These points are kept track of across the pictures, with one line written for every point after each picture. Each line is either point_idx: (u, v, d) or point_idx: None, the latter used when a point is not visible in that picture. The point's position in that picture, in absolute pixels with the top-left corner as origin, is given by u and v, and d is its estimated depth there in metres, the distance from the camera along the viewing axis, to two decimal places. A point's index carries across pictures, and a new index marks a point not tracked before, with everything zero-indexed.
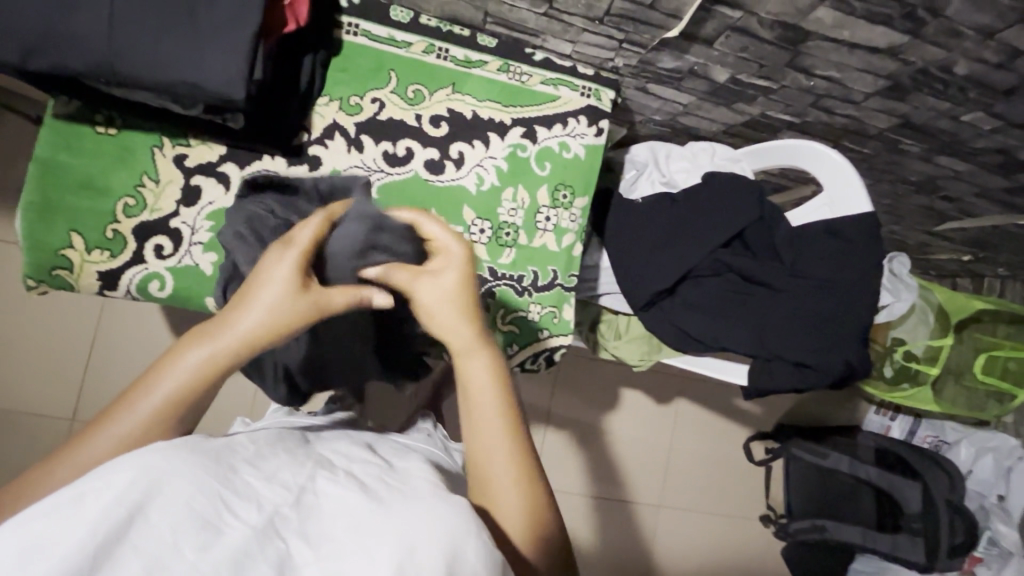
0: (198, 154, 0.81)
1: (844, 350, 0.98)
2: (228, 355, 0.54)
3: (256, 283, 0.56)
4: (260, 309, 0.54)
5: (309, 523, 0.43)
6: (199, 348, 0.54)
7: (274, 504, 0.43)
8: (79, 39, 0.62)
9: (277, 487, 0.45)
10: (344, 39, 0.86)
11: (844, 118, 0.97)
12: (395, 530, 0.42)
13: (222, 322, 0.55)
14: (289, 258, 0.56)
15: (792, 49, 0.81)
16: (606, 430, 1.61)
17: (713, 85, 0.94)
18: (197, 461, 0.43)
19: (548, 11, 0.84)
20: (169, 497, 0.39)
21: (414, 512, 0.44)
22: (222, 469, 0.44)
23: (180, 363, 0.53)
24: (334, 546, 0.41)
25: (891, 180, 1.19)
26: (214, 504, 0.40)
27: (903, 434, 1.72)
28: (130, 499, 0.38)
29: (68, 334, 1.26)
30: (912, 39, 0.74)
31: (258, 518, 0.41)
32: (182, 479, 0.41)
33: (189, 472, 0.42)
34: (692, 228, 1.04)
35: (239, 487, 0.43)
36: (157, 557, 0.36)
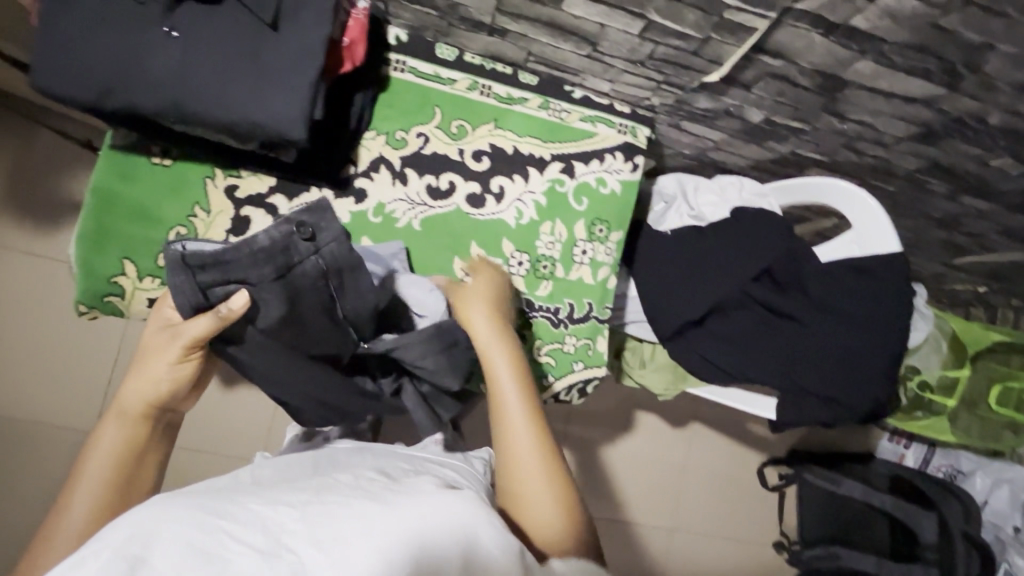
0: (249, 185, 0.83)
1: (871, 386, 1.00)
2: (132, 416, 0.70)
3: (142, 362, 0.70)
4: (145, 369, 0.70)
5: (322, 529, 0.44)
6: (112, 425, 0.69)
7: (278, 521, 0.45)
8: (152, 80, 0.65)
9: (280, 505, 0.47)
10: (392, 76, 0.88)
11: (873, 158, 0.99)
12: (397, 535, 0.45)
13: (124, 396, 0.70)
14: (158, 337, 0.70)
15: (829, 96, 0.83)
16: (623, 453, 1.62)
17: (746, 124, 0.97)
18: (191, 506, 0.46)
19: (591, 53, 0.87)
20: (167, 543, 0.42)
21: (411, 509, 0.48)
22: (219, 506, 0.46)
23: (101, 439, 0.69)
24: (338, 547, 0.43)
25: (914, 216, 1.21)
26: (216, 536, 0.43)
27: (917, 462, 1.72)
28: (128, 554, 0.41)
29: (95, 351, 1.27)
30: (949, 91, 0.76)
31: (262, 539, 0.43)
32: (180, 524, 0.43)
33: (185, 515, 0.44)
34: (721, 262, 1.06)
35: (241, 515, 0.45)
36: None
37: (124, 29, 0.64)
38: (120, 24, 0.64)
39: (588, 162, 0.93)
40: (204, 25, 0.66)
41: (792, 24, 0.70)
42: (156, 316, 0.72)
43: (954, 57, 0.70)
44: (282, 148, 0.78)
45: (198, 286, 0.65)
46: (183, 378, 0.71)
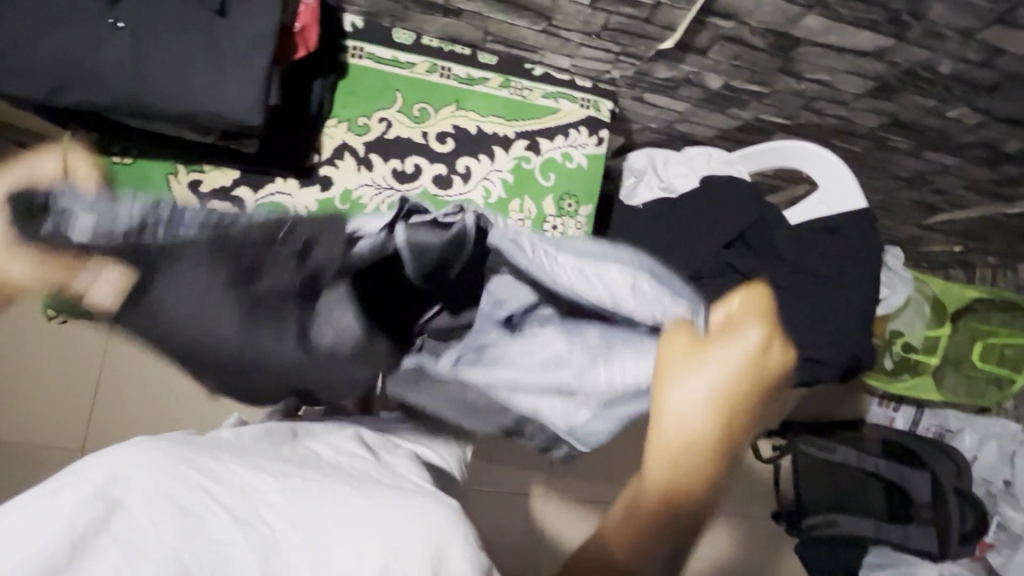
0: (212, 179, 0.83)
1: (851, 345, 0.99)
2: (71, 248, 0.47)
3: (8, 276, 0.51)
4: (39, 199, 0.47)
5: (298, 507, 0.38)
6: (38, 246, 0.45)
7: (258, 489, 0.38)
8: (98, 73, 0.65)
9: (263, 472, 0.40)
10: (350, 62, 0.89)
11: (834, 119, 1.01)
12: (382, 531, 0.37)
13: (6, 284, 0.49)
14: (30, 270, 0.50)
15: (784, 56, 0.84)
16: None
17: (707, 91, 0.98)
18: (179, 450, 0.40)
19: (547, 28, 0.87)
20: (142, 488, 0.36)
21: (402, 506, 0.40)
22: (205, 459, 0.40)
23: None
24: (322, 535, 0.37)
25: (882, 176, 1.22)
26: (194, 490, 0.37)
27: (907, 425, 1.72)
28: (108, 495, 0.35)
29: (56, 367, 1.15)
30: (898, 42, 0.77)
31: (241, 506, 0.37)
32: (153, 473, 0.37)
33: (165, 460, 0.38)
34: (697, 234, 1.06)
35: (220, 474, 0.39)
36: (139, 546, 0.34)
37: (67, 22, 0.64)
38: (65, 19, 0.64)
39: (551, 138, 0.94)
40: (149, 18, 0.66)
41: None
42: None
43: (898, 5, 0.71)
44: (239, 139, 0.77)
45: None
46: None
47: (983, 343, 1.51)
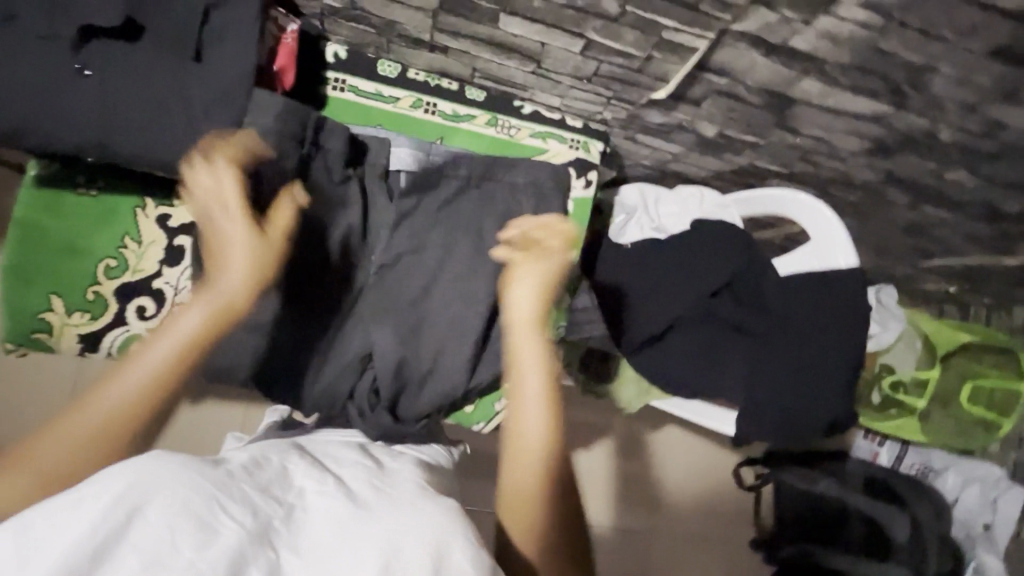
0: (181, 213, 0.80)
1: (830, 407, 0.98)
2: (217, 305, 0.61)
3: (220, 245, 0.64)
4: (234, 257, 0.63)
5: (300, 532, 0.49)
6: (197, 305, 0.61)
7: (267, 514, 0.49)
8: (56, 117, 0.61)
9: (270, 499, 0.51)
10: (331, 95, 0.86)
11: (831, 170, 0.98)
12: (385, 546, 0.48)
13: (204, 283, 0.63)
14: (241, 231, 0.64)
15: (780, 113, 0.81)
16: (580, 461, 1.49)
17: (701, 137, 0.95)
18: (192, 468, 0.49)
19: (537, 70, 0.84)
20: (161, 501, 0.45)
21: (395, 521, 0.50)
22: (225, 477, 0.50)
23: (178, 317, 0.61)
24: (324, 552, 0.47)
25: (878, 222, 1.19)
26: (209, 504, 0.46)
27: (891, 460, 1.59)
28: (127, 502, 0.44)
29: None
30: (897, 110, 0.74)
31: (252, 522, 0.47)
32: (170, 488, 0.46)
33: (183, 474, 0.47)
34: (682, 278, 1.06)
35: (234, 495, 0.48)
36: (156, 554, 0.42)
37: (27, 65, 0.60)
38: (24, 62, 0.60)
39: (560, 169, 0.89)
40: (123, 64, 0.63)
41: (733, 44, 0.67)
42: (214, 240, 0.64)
43: (898, 77, 0.67)
44: None
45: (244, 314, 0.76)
46: (269, 272, 0.65)
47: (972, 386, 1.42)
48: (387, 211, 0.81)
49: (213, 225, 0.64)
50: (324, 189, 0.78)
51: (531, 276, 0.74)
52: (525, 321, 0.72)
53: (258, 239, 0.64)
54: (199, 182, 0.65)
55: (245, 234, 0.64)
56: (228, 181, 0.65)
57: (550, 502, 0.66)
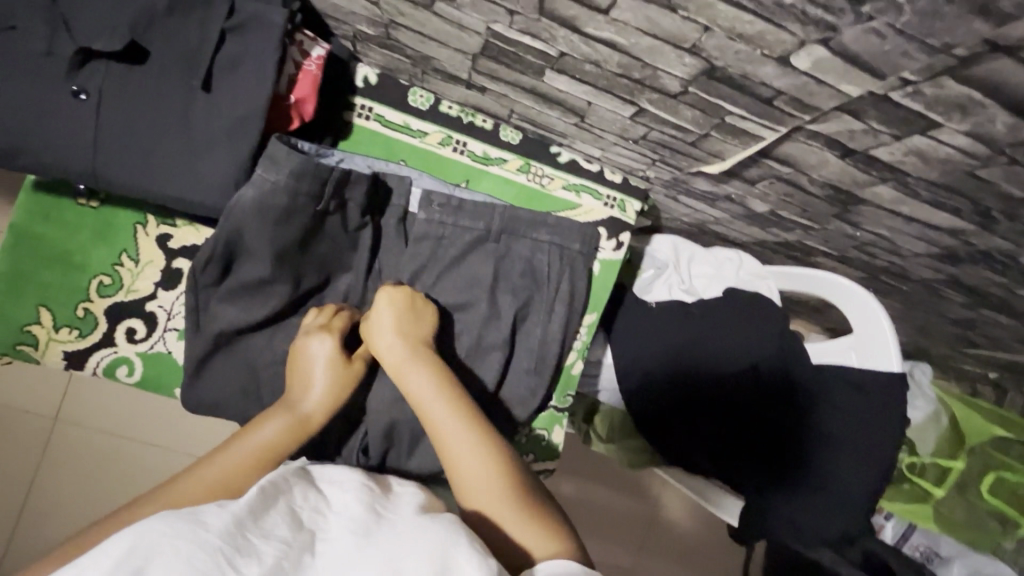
0: (183, 236, 0.75)
1: (845, 521, 0.91)
2: (295, 422, 0.63)
3: (307, 365, 0.66)
4: (319, 387, 0.65)
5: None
6: (280, 421, 0.62)
7: (275, 557, 0.43)
8: (55, 142, 0.57)
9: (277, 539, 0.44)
10: (355, 122, 0.79)
11: (887, 262, 0.89)
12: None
13: (291, 397, 0.65)
14: (331, 344, 0.66)
15: (842, 207, 0.72)
16: (562, 494, 1.37)
17: (749, 210, 0.86)
18: (190, 516, 0.43)
19: (579, 123, 0.76)
20: (159, 567, 0.39)
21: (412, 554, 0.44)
22: (226, 520, 0.43)
23: (262, 429, 0.61)
24: None
25: (926, 311, 1.09)
26: (212, 558, 0.40)
27: (894, 539, 1.25)
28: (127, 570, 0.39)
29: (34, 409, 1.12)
30: (980, 229, 0.66)
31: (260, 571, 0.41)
32: (167, 554, 0.40)
33: (179, 530, 0.42)
34: (709, 348, 0.98)
35: (238, 542, 0.42)
36: None
37: (26, 85, 0.56)
38: (23, 82, 0.56)
39: (591, 229, 0.80)
40: (123, 89, 0.58)
41: (804, 140, 0.59)
42: (306, 359, 0.67)
43: (989, 202, 0.59)
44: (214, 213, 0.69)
45: (246, 360, 0.70)
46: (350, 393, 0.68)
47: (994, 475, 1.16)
48: (400, 259, 0.75)
49: (304, 341, 0.67)
50: (333, 235, 0.70)
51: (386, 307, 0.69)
52: (403, 356, 0.66)
53: (346, 374, 0.67)
54: (311, 329, 0.68)
55: (334, 368, 0.66)
56: (334, 337, 0.67)
57: (506, 516, 0.57)
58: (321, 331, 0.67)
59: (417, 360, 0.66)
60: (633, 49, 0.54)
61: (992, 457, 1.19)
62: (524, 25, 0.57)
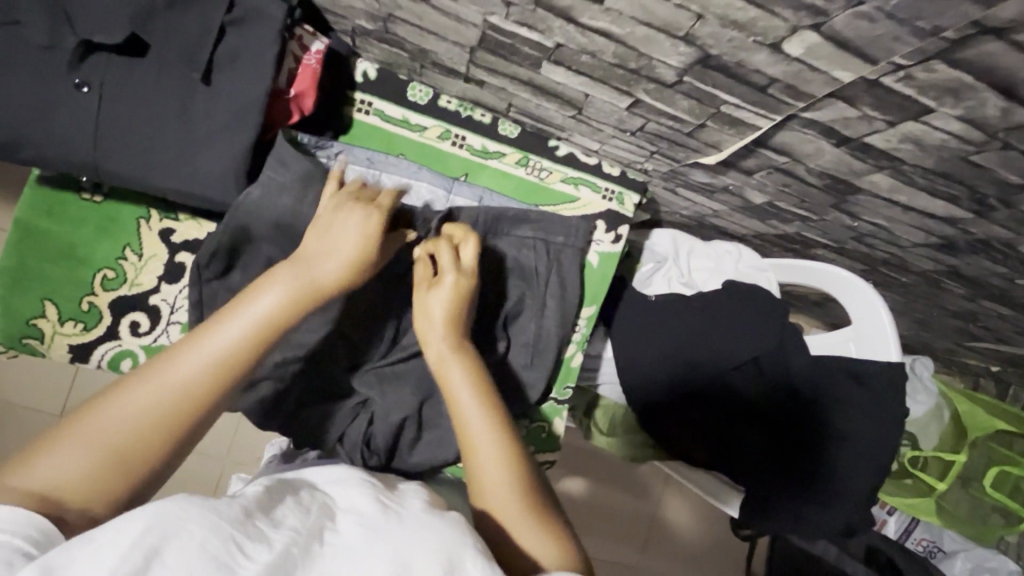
0: (186, 230, 0.76)
1: (850, 512, 0.91)
2: (307, 291, 0.56)
3: (334, 233, 0.59)
4: (340, 258, 0.58)
5: (320, 564, 0.43)
6: (284, 287, 0.55)
7: (287, 545, 0.43)
8: (57, 135, 0.57)
9: (287, 531, 0.44)
10: (354, 117, 0.80)
11: (886, 254, 0.89)
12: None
13: (302, 260, 0.58)
14: (367, 218, 0.60)
15: (839, 197, 0.73)
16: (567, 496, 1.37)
17: (748, 202, 0.87)
18: (201, 501, 0.43)
19: (577, 116, 0.76)
20: (178, 545, 0.39)
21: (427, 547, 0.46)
22: (238, 511, 0.43)
23: (265, 296, 0.55)
24: None
25: (927, 303, 1.09)
26: (228, 546, 0.40)
27: (897, 533, 1.29)
28: (145, 544, 0.38)
29: (37, 410, 1.12)
30: (977, 217, 0.66)
31: (273, 561, 0.41)
32: (187, 531, 0.40)
33: (199, 515, 0.41)
34: (708, 341, 0.98)
35: (252, 533, 0.42)
36: None
37: (30, 80, 0.56)
38: (26, 75, 0.56)
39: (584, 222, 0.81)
40: (126, 82, 0.59)
41: (799, 128, 0.59)
42: (334, 230, 0.59)
43: (985, 190, 0.59)
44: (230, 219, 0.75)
45: None
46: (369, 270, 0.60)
47: (997, 469, 1.15)
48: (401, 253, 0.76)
49: (336, 211, 0.61)
50: None
51: (438, 298, 0.67)
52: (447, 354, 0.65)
53: (369, 257, 0.59)
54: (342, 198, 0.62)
55: (365, 241, 0.59)
56: (363, 207, 0.61)
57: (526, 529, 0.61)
58: (359, 205, 0.61)
59: (460, 354, 0.65)
60: (628, 39, 0.54)
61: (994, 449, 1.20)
62: (521, 16, 0.57)
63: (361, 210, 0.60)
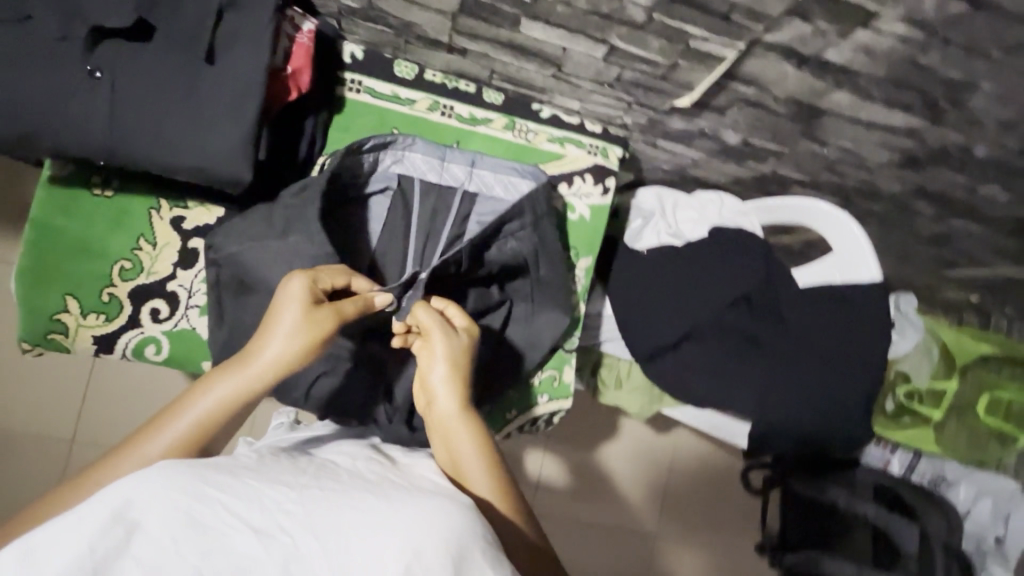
0: (196, 216, 0.80)
1: (847, 422, 0.98)
2: (248, 388, 0.61)
3: (273, 317, 0.63)
4: (275, 347, 0.62)
5: (313, 513, 0.44)
6: (227, 384, 0.61)
7: (276, 503, 0.44)
8: (75, 122, 0.61)
9: (280, 485, 0.46)
10: (346, 96, 0.84)
11: (856, 181, 0.95)
12: (408, 539, 0.43)
13: (246, 353, 0.63)
14: (300, 298, 0.63)
15: (806, 123, 0.78)
16: (585, 466, 1.44)
17: (723, 144, 0.92)
18: (190, 470, 0.45)
19: (556, 74, 0.81)
20: (156, 511, 0.41)
21: (415, 512, 0.46)
22: (224, 477, 0.45)
23: (207, 393, 0.60)
24: (339, 542, 0.42)
25: (902, 234, 1.15)
26: (212, 508, 0.42)
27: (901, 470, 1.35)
28: (124, 518, 0.40)
29: (54, 429, 1.13)
30: (931, 124, 0.72)
31: (258, 519, 0.42)
32: (165, 498, 0.42)
33: (185, 480, 0.43)
34: (697, 285, 1.03)
35: (241, 491, 0.44)
36: (159, 563, 0.39)
37: (43, 71, 0.60)
38: (39, 65, 0.60)
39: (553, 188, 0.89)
40: (133, 67, 0.62)
41: (762, 54, 0.66)
42: (276, 312, 0.63)
43: (936, 91, 0.66)
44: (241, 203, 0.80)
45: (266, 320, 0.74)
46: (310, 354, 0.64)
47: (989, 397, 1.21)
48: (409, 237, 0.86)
49: (279, 290, 0.65)
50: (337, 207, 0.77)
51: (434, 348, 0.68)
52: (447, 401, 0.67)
53: (307, 342, 0.63)
54: (284, 281, 0.65)
55: (300, 322, 0.63)
56: (302, 283, 0.64)
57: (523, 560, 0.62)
58: (297, 283, 0.64)
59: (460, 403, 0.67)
60: None
61: (985, 376, 1.24)
62: None
63: (294, 290, 0.64)
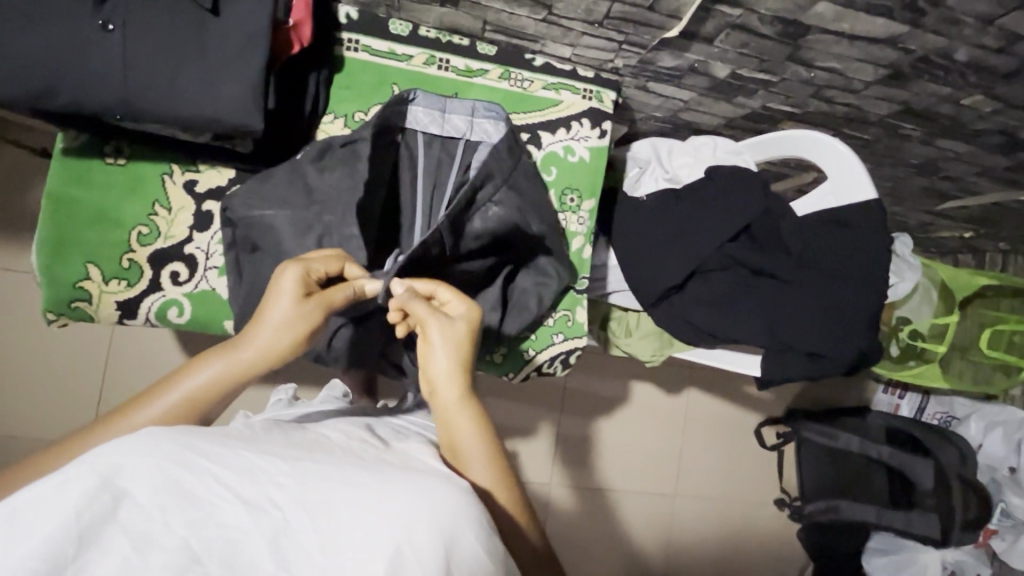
0: (208, 179, 0.82)
1: (858, 340, 1.00)
2: (240, 372, 0.62)
3: (267, 303, 0.64)
4: (270, 329, 0.63)
5: (307, 487, 0.41)
6: (217, 365, 0.61)
7: (270, 475, 0.42)
8: (91, 75, 0.63)
9: (274, 459, 0.43)
10: (345, 55, 0.86)
11: (844, 107, 0.97)
12: (399, 528, 0.40)
13: (238, 338, 0.63)
14: (295, 287, 0.65)
15: (793, 43, 0.82)
16: (601, 434, 1.43)
17: (713, 81, 0.95)
18: (181, 436, 0.43)
19: (547, 17, 0.84)
20: (143, 479, 0.38)
21: (411, 496, 0.44)
22: (217, 446, 0.43)
23: (196, 374, 0.61)
24: (332, 520, 0.40)
25: (892, 164, 1.17)
26: (202, 480, 0.40)
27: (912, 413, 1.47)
28: (110, 487, 0.37)
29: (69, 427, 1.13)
30: (912, 30, 0.76)
31: (249, 491, 0.40)
32: (153, 467, 0.39)
33: (174, 451, 0.41)
34: (698, 224, 1.04)
35: (231, 463, 0.42)
36: (148, 535, 0.36)
37: (56, 27, 0.62)
38: (51, 20, 0.61)
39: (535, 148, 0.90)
40: (142, 19, 0.64)
41: None
42: (271, 299, 0.64)
43: None
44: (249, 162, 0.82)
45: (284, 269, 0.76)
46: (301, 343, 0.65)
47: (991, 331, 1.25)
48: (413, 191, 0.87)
49: (274, 278, 0.66)
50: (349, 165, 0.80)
51: (443, 335, 0.64)
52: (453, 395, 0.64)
53: (299, 330, 0.64)
54: (278, 272, 0.66)
55: (293, 308, 0.64)
56: (296, 274, 0.65)
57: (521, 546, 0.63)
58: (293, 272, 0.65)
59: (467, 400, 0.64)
60: None
61: (985, 313, 1.28)
62: None
63: (289, 277, 0.65)
